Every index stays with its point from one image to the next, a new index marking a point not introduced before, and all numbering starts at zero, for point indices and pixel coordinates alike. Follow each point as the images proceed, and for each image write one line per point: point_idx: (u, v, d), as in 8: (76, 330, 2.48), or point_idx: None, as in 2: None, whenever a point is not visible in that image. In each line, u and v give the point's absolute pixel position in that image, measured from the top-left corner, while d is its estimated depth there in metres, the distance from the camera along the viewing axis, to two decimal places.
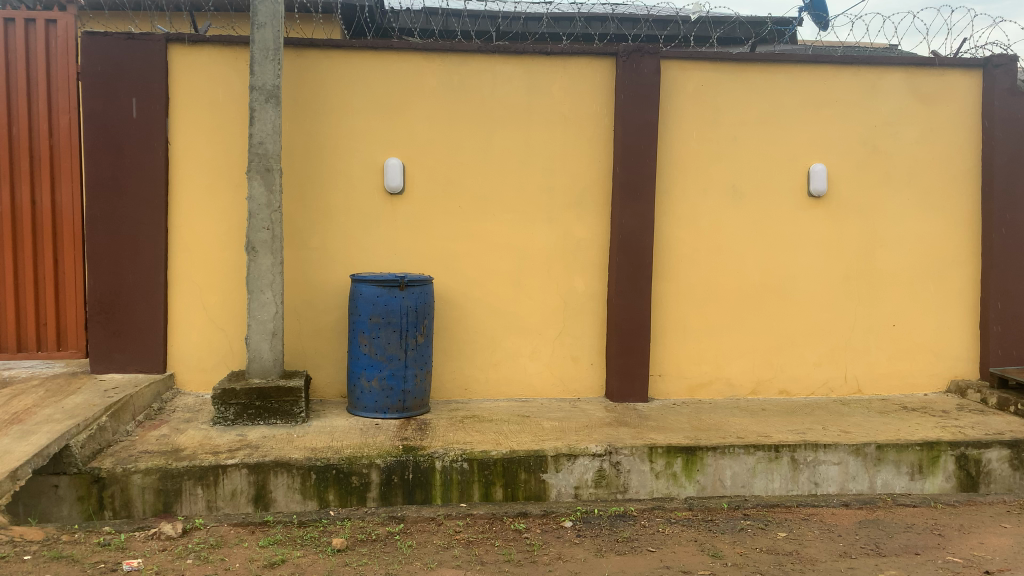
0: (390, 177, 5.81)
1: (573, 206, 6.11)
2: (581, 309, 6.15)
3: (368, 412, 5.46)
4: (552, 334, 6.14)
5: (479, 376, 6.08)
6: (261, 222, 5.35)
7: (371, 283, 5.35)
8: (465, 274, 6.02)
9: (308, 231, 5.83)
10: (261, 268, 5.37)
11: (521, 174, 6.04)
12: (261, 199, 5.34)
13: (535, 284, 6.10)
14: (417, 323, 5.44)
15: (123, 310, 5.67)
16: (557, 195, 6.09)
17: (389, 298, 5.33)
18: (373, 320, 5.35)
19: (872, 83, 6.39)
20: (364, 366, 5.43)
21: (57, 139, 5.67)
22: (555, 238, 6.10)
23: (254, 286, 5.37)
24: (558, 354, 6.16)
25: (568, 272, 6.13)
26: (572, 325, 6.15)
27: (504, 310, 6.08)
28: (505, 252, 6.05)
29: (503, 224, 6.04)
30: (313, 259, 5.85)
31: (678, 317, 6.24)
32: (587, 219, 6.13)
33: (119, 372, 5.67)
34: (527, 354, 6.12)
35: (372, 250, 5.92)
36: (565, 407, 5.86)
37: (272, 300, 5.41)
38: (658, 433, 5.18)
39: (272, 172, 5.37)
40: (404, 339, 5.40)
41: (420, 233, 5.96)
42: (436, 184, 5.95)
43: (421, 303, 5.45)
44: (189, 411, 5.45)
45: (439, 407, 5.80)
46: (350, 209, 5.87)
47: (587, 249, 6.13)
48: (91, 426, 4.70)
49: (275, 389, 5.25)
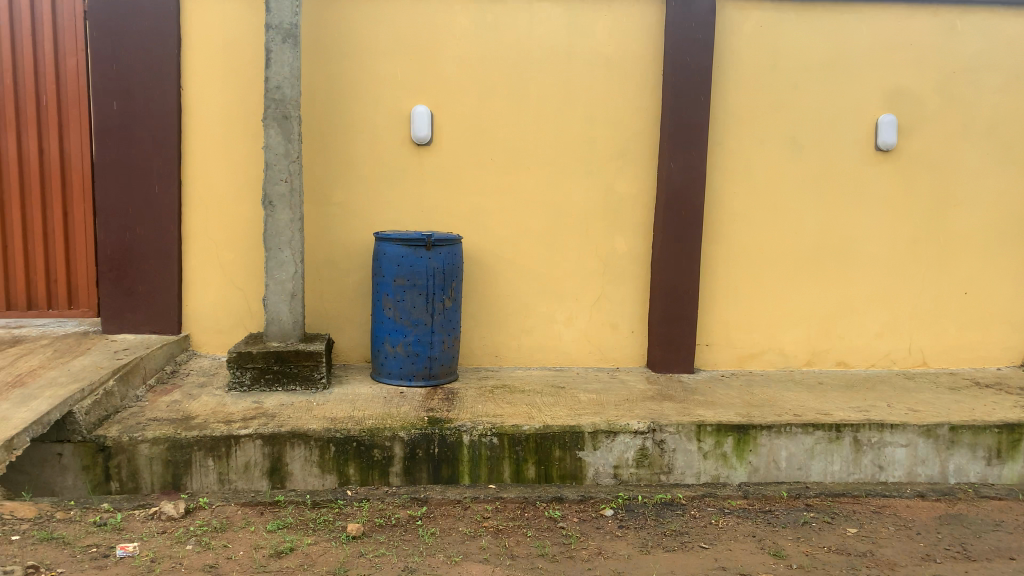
0: (418, 127, 5.36)
1: (616, 160, 5.61)
2: (622, 272, 5.69)
3: (391, 380, 5.11)
4: (591, 298, 5.69)
5: (511, 342, 5.67)
6: (279, 174, 4.96)
7: (396, 242, 4.95)
8: (498, 233, 5.58)
9: (329, 185, 5.43)
10: (279, 224, 4.99)
11: (560, 124, 5.55)
12: (278, 148, 4.95)
13: (573, 244, 5.64)
14: (445, 286, 5.04)
15: (135, 267, 5.35)
16: (598, 147, 5.59)
17: (415, 258, 4.93)
18: (398, 282, 4.96)
19: (952, 24, 5.75)
20: (388, 331, 5.06)
21: (64, 84, 5.32)
22: (596, 194, 5.62)
23: (271, 243, 5.00)
24: (597, 321, 5.72)
25: (609, 231, 5.65)
26: (612, 289, 5.70)
27: (539, 272, 5.64)
28: (540, 209, 5.59)
29: (539, 179, 5.58)
30: (335, 215, 5.46)
31: (727, 282, 5.76)
32: (630, 173, 5.63)
33: (132, 332, 5.37)
34: (563, 319, 5.70)
35: (398, 205, 5.50)
36: (603, 378, 5.44)
37: (291, 259, 5.04)
38: (706, 409, 4.75)
39: (290, 120, 4.95)
40: (430, 303, 5.00)
41: (450, 188, 5.52)
42: (466, 135, 5.49)
43: (449, 264, 5.04)
44: (204, 375, 5.14)
45: (468, 375, 5.42)
46: (374, 161, 5.45)
47: (630, 207, 5.65)
48: (97, 391, 4.40)
49: (293, 353, 4.90)
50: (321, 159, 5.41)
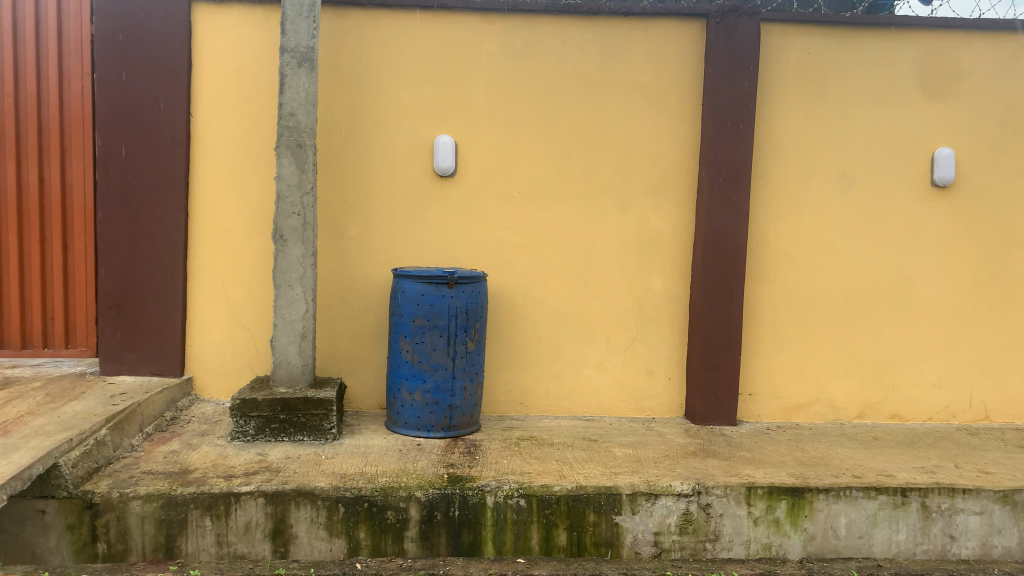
0: (441, 158, 5.01)
1: (652, 194, 5.23)
2: (658, 315, 5.27)
3: (408, 430, 4.68)
4: (624, 342, 5.27)
5: (538, 389, 5.25)
6: (291, 207, 4.61)
7: (415, 279, 4.58)
8: (525, 271, 5.20)
9: (345, 218, 5.08)
10: (290, 260, 4.64)
11: (592, 155, 5.19)
12: (291, 179, 4.61)
13: (606, 284, 5.24)
14: (468, 328, 4.65)
15: (137, 304, 5.00)
16: (633, 180, 5.21)
17: (436, 297, 4.55)
18: (417, 323, 4.57)
19: (1013, 52, 5.36)
20: (405, 376, 4.66)
21: (68, 110, 5.02)
22: (630, 230, 5.23)
23: (281, 280, 4.64)
24: (631, 367, 5.29)
25: (644, 270, 5.25)
26: (647, 332, 5.28)
27: (568, 314, 5.23)
28: (571, 246, 5.21)
29: (569, 214, 5.20)
30: (350, 250, 5.10)
31: (772, 326, 5.33)
32: (667, 208, 5.24)
33: (132, 374, 5.01)
34: (594, 365, 5.27)
35: (418, 241, 5.14)
36: (638, 430, 5.00)
37: (302, 298, 4.67)
38: (754, 469, 4.31)
39: (305, 149, 4.62)
40: (451, 346, 4.61)
41: (474, 222, 5.15)
42: (492, 166, 5.14)
43: (473, 305, 4.65)
44: (206, 423, 4.75)
45: (491, 424, 4.99)
46: (393, 194, 5.10)
47: (667, 244, 5.25)
48: (88, 440, 4.01)
49: (301, 401, 4.52)
50: (336, 190, 5.07)
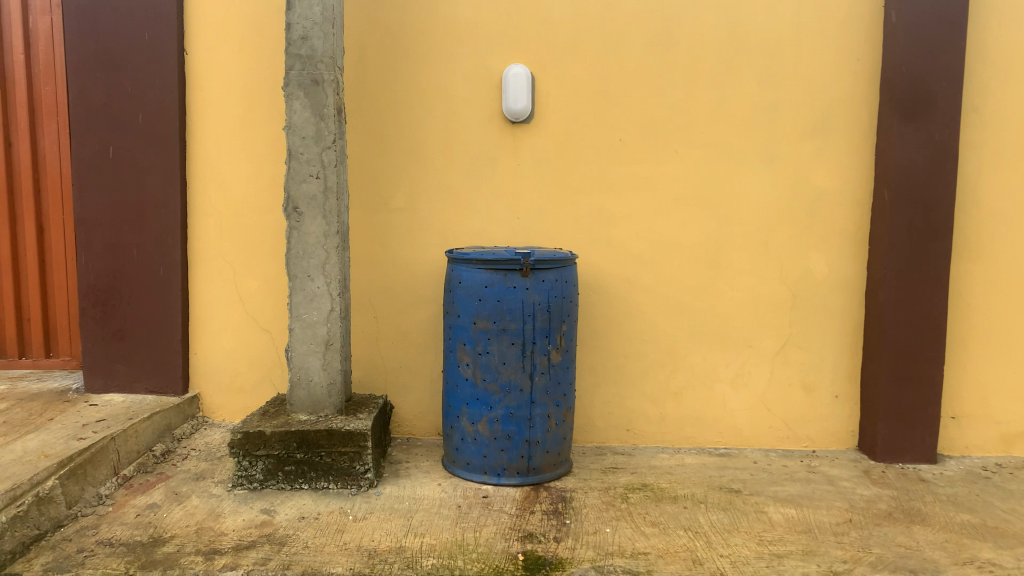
0: (511, 95, 3.64)
1: (809, 138, 3.73)
2: (819, 308, 3.79)
3: (471, 474, 3.37)
4: (771, 347, 3.81)
5: (652, 411, 3.85)
6: (307, 168, 3.35)
7: (476, 264, 3.26)
8: (632, 250, 3.78)
9: (387, 184, 3.80)
10: (307, 241, 3.38)
11: (724, 87, 3.72)
12: (306, 129, 3.34)
13: (745, 266, 3.78)
14: (552, 332, 3.29)
15: (126, 302, 3.88)
16: (782, 119, 3.73)
17: (506, 289, 3.22)
18: (479, 326, 3.26)
19: None
20: (466, 400, 3.35)
21: (35, 54, 3.92)
22: (779, 191, 3.75)
23: (297, 269, 3.39)
24: (780, 380, 3.83)
25: (800, 246, 3.77)
26: (804, 333, 3.80)
27: (693, 308, 3.80)
28: (695, 215, 3.76)
29: (693, 170, 3.75)
30: (395, 226, 3.81)
31: (988, 323, 3.73)
32: (832, 158, 3.74)
33: (122, 392, 3.90)
34: (729, 378, 3.83)
35: (485, 212, 3.80)
36: (797, 472, 3.53)
37: (326, 293, 3.40)
38: (997, 550, 2.79)
39: (322, 86, 3.33)
40: (529, 358, 3.26)
41: (560, 185, 3.77)
42: (585, 106, 3.74)
43: (558, 299, 3.29)
44: (206, 460, 3.57)
45: (586, 461, 3.63)
46: (451, 148, 3.77)
47: (831, 209, 3.75)
48: (24, 498, 2.84)
49: (324, 436, 3.27)
50: (375, 146, 3.78)
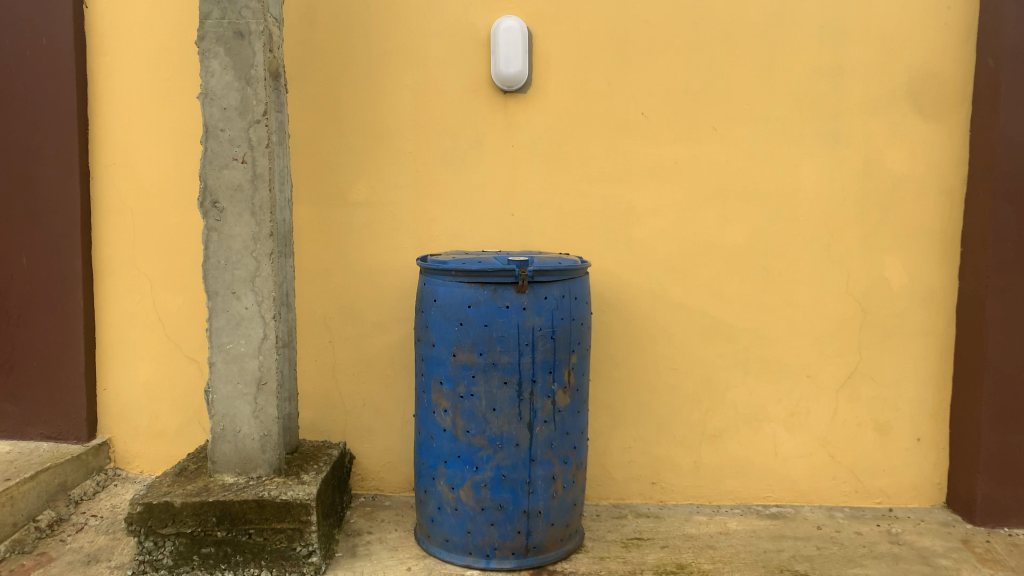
0: (503, 56, 2.83)
1: (885, 111, 2.91)
2: (896, 328, 2.97)
3: (452, 555, 2.55)
4: (836, 377, 2.99)
5: (683, 459, 3.04)
6: (230, 150, 2.53)
7: (455, 277, 2.43)
8: (658, 255, 2.95)
9: (343, 172, 2.97)
10: (231, 248, 2.55)
11: (775, 44, 2.89)
12: (227, 98, 2.52)
13: (803, 275, 2.96)
14: (556, 367, 2.46)
15: (13, 325, 3.05)
16: (850, 85, 2.90)
17: (495, 310, 2.40)
18: (459, 360, 2.44)
19: None
20: (443, 458, 2.52)
21: None
22: (847, 178, 2.93)
23: (218, 284, 2.56)
24: (846, 418, 3.01)
25: (873, 250, 2.95)
26: (877, 359, 2.98)
27: (736, 329, 2.98)
28: (738, 210, 2.94)
29: (735, 152, 2.92)
30: (354, 226, 2.98)
31: None
32: (914, 135, 2.91)
33: (10, 439, 3.07)
34: (782, 417, 3.02)
35: (469, 208, 2.97)
36: (877, 545, 2.71)
37: (256, 316, 2.57)
38: None
39: (248, 40, 2.50)
40: (526, 402, 2.44)
41: (566, 173, 2.94)
42: (595, 70, 2.91)
43: (564, 322, 2.47)
44: (106, 534, 2.73)
45: (600, 529, 2.81)
46: (424, 126, 2.95)
47: (913, 201, 2.93)
48: None
49: (254, 509, 2.45)
50: (328, 124, 2.95)
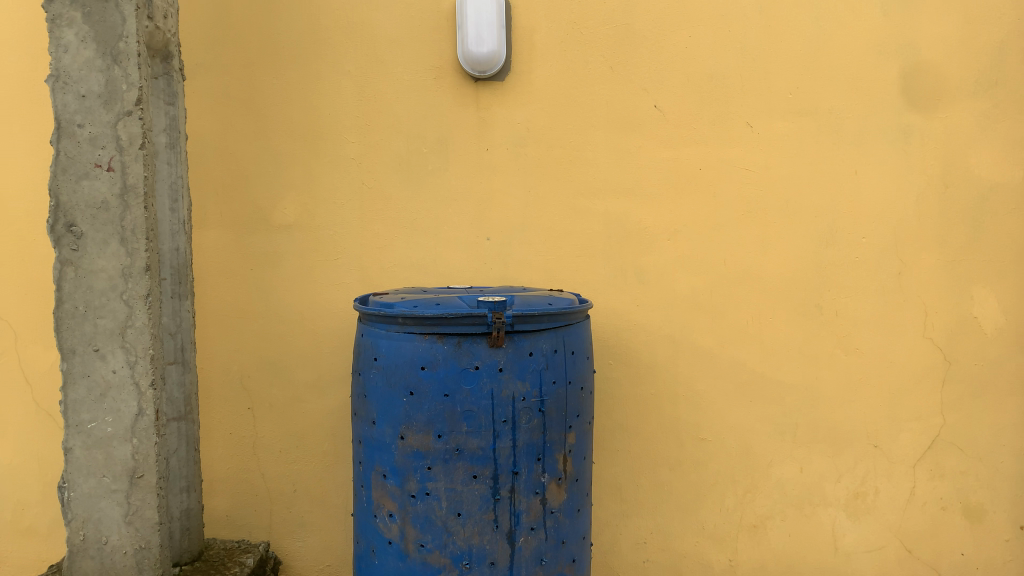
0: (472, 31, 2.14)
1: (972, 100, 2.23)
2: (989, 382, 2.28)
3: None
4: (912, 447, 2.29)
5: (714, 557, 2.32)
6: (89, 153, 1.85)
7: (403, 326, 1.73)
8: (678, 290, 2.26)
9: (265, 186, 2.27)
10: (92, 289, 1.87)
11: (827, 13, 2.21)
12: (87, 81, 1.84)
13: (867, 315, 2.27)
14: (547, 451, 1.75)
15: None
16: (926, 66, 2.22)
17: (459, 373, 1.69)
18: (410, 443, 1.72)
19: None
20: None
21: None
22: (922, 187, 2.25)
23: (75, 339, 1.88)
24: (926, 501, 2.31)
25: (958, 281, 2.26)
26: (964, 423, 2.29)
27: (781, 385, 2.28)
28: (782, 230, 2.25)
29: (777, 155, 2.24)
30: (280, 256, 2.28)
31: None
32: (1009, 130, 2.23)
33: None
34: (843, 500, 2.31)
35: (430, 231, 2.27)
36: None
37: (128, 383, 1.91)
38: None
39: (115, 2, 1.84)
40: (505, 502, 1.72)
41: (556, 184, 2.25)
42: (593, 50, 2.23)
43: (557, 388, 1.76)
44: None
45: None
46: (371, 126, 2.25)
47: (1009, 217, 2.24)
48: None
49: None
50: (245, 124, 2.26)
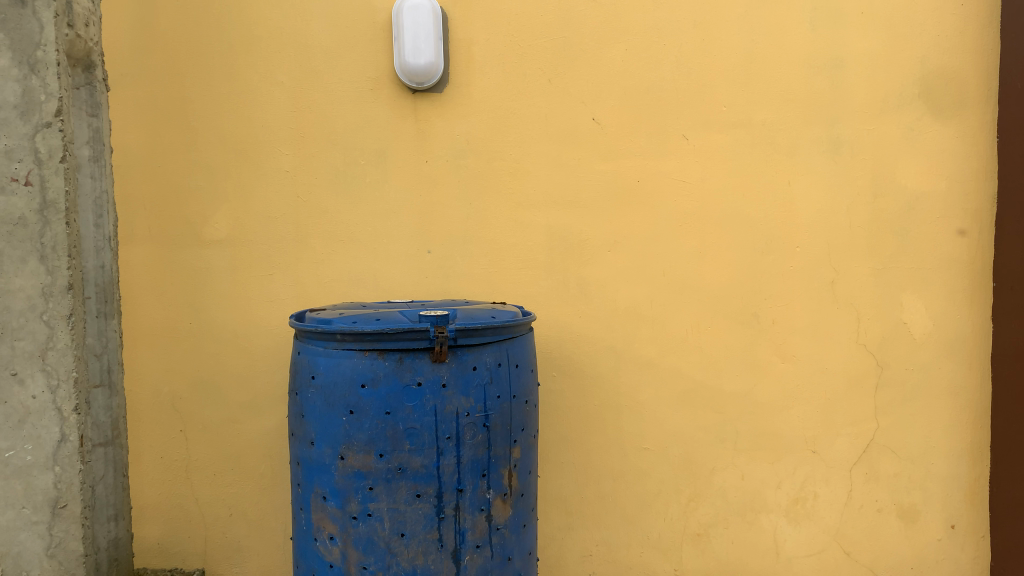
0: (409, 43, 2.12)
1: (897, 112, 2.30)
2: (919, 386, 2.34)
3: None
4: (848, 452, 2.34)
5: (659, 566, 2.33)
6: (5, 167, 1.79)
7: (342, 342, 1.69)
8: (619, 301, 2.27)
9: (195, 200, 2.19)
10: (8, 309, 1.81)
11: (759, 28, 2.25)
12: (2, 92, 1.78)
13: (803, 322, 2.31)
14: (492, 467, 1.72)
15: None
16: (853, 80, 2.28)
17: (400, 391, 1.65)
18: (350, 463, 1.67)
19: None
20: None
21: None
22: (852, 197, 2.31)
23: None
24: (863, 504, 2.36)
25: (887, 288, 2.32)
26: (897, 426, 2.35)
27: (721, 393, 2.30)
28: (719, 241, 2.28)
29: (714, 167, 2.27)
30: (212, 273, 2.20)
31: None
32: (932, 142, 2.31)
33: None
34: (784, 506, 2.34)
35: (369, 244, 2.23)
36: None
37: (49, 408, 1.85)
38: None
39: (32, 9, 1.79)
40: (449, 521, 1.68)
41: (497, 197, 2.24)
42: (531, 62, 2.23)
43: (501, 403, 1.73)
44: None
45: None
46: (306, 138, 2.20)
47: (934, 225, 2.32)
48: None
49: None
50: (173, 136, 2.18)
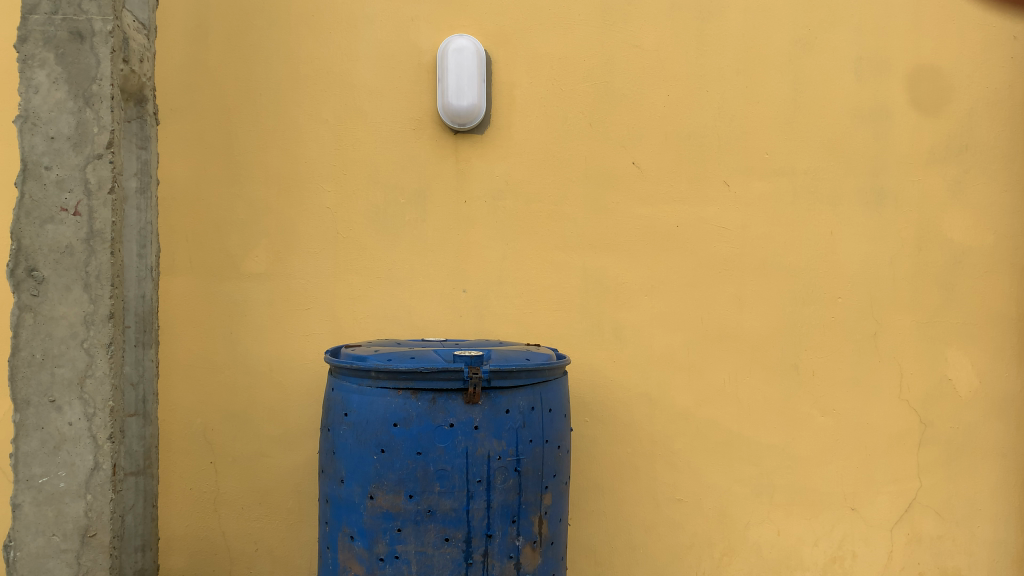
0: (452, 83, 2.14)
1: (944, 165, 2.27)
2: (963, 445, 2.27)
3: None
4: (889, 511, 2.27)
5: None
6: (56, 197, 1.85)
7: (376, 380, 1.68)
8: (655, 348, 2.24)
9: (237, 233, 2.22)
10: (51, 336, 1.85)
11: (804, 78, 2.25)
12: (57, 124, 1.85)
13: (844, 375, 2.26)
14: (521, 512, 1.69)
15: None
16: (899, 131, 2.26)
17: (433, 431, 1.63)
18: (379, 501, 1.65)
19: None
20: None
21: None
22: (896, 250, 2.26)
23: (30, 390, 1.84)
24: (905, 565, 2.27)
25: (932, 343, 2.27)
26: (941, 486, 2.27)
27: (758, 445, 2.25)
28: (759, 289, 2.25)
29: (755, 214, 2.25)
30: (249, 306, 2.22)
31: None
32: (978, 196, 2.27)
33: None
34: (821, 564, 2.26)
35: (405, 282, 2.23)
36: None
37: (84, 436, 1.87)
38: None
39: (90, 45, 1.85)
40: (477, 566, 1.65)
41: (534, 239, 2.24)
42: (573, 107, 2.24)
43: (533, 447, 1.71)
44: None
45: None
46: (348, 176, 2.23)
47: (980, 280, 2.27)
48: None
49: None
50: (219, 171, 2.22)
